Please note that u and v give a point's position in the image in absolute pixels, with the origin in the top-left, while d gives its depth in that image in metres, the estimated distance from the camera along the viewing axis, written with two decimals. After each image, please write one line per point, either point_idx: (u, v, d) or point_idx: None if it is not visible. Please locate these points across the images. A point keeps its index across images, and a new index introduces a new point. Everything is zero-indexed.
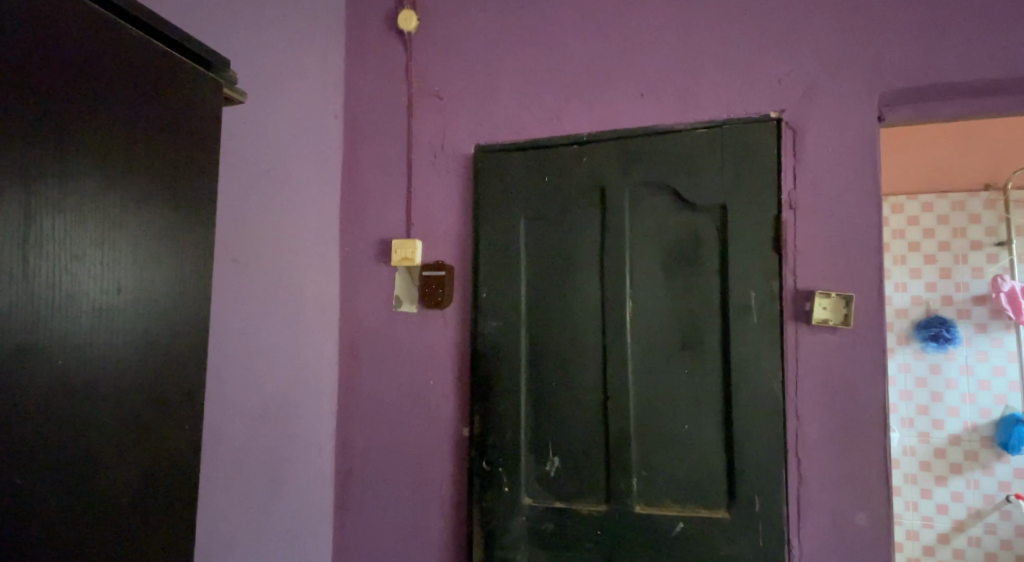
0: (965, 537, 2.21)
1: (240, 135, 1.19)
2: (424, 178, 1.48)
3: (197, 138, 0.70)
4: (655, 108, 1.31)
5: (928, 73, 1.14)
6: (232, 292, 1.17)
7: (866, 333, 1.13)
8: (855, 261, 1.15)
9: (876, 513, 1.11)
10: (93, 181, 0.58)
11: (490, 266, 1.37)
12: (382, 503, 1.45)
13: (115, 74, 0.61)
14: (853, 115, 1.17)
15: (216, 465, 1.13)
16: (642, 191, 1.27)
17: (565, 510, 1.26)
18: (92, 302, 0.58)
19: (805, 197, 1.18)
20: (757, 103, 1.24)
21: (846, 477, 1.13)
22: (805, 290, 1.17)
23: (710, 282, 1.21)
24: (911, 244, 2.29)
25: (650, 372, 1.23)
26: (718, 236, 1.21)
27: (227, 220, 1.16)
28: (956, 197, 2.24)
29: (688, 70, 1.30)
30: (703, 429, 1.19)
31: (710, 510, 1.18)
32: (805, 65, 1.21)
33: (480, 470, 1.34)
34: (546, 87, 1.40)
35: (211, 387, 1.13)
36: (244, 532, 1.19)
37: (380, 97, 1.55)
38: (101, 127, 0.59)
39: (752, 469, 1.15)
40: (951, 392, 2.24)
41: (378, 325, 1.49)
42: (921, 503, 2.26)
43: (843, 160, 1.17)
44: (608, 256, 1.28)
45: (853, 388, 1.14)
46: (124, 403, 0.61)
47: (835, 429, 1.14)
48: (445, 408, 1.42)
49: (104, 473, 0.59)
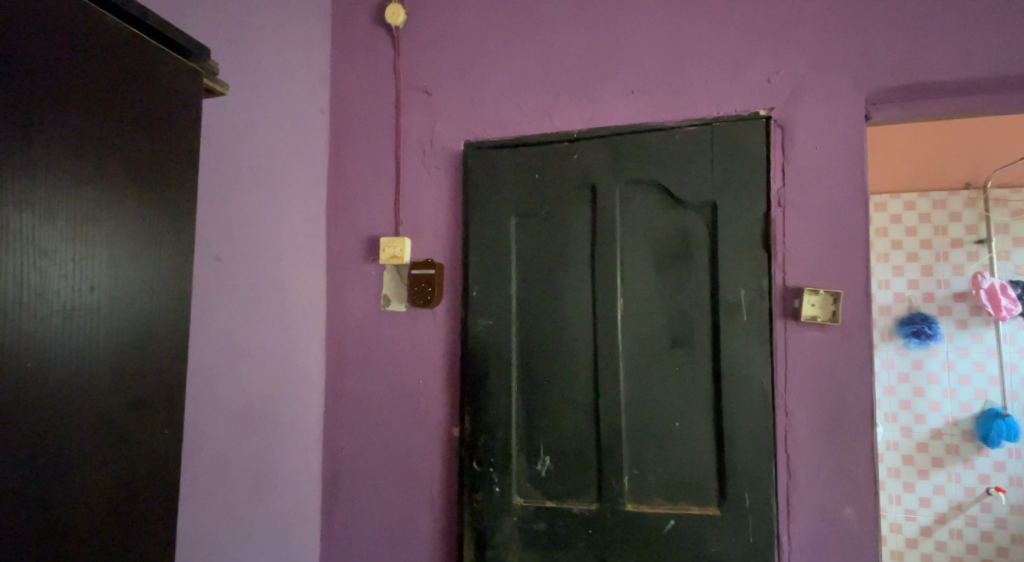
0: (946, 530, 2.24)
1: (220, 131, 1.17)
2: (412, 175, 1.47)
3: (175, 129, 0.67)
4: (645, 105, 1.31)
5: (915, 72, 1.15)
6: (213, 290, 1.16)
7: (854, 330, 1.14)
8: (843, 258, 1.15)
9: (863, 507, 1.12)
10: (62, 175, 0.56)
11: (480, 264, 1.36)
12: (371, 504, 1.43)
13: (82, 60, 0.58)
14: (841, 113, 1.18)
15: (198, 467, 1.11)
16: (633, 188, 1.27)
17: (555, 509, 1.26)
18: (60, 300, 0.56)
19: (794, 194, 1.19)
20: (746, 101, 1.24)
21: (836, 473, 1.14)
22: (794, 288, 1.18)
23: (700, 279, 1.21)
24: (893, 243, 2.33)
25: (641, 371, 1.23)
26: (709, 233, 1.21)
27: (208, 217, 1.14)
28: (938, 196, 2.28)
29: (677, 67, 1.29)
30: (694, 424, 1.19)
31: (701, 507, 1.18)
32: (792, 63, 1.22)
33: (470, 470, 1.33)
34: (536, 83, 1.39)
35: (192, 387, 1.10)
36: (226, 534, 1.17)
37: (367, 93, 1.53)
38: (75, 122, 0.57)
39: (742, 466, 1.15)
40: (933, 387, 2.27)
41: (366, 324, 1.47)
42: (905, 496, 2.29)
43: (830, 158, 1.17)
44: (598, 253, 1.27)
45: (841, 385, 1.14)
46: (100, 402, 0.59)
47: (825, 426, 1.15)
48: (435, 407, 1.40)
49: (77, 478, 0.57)
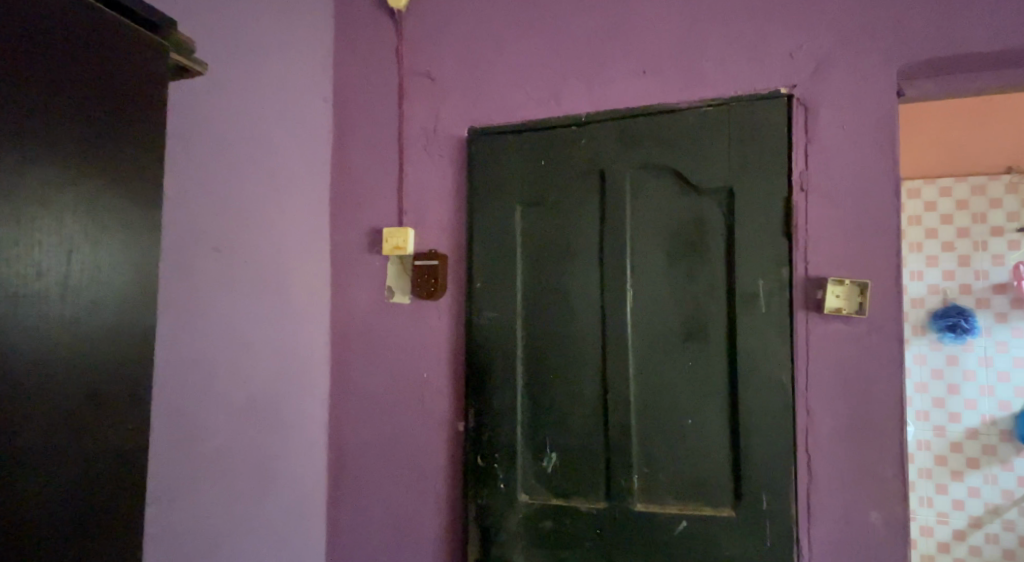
0: (981, 534, 2.14)
1: (214, 116, 1.14)
2: (416, 163, 1.42)
3: (137, 108, 0.64)
4: (657, 86, 1.24)
5: (951, 43, 1.06)
6: (210, 281, 1.13)
7: (882, 323, 1.06)
8: (871, 247, 1.08)
9: (891, 512, 1.04)
10: (10, 151, 0.52)
11: (486, 255, 1.31)
12: (375, 499, 1.40)
13: (28, 33, 0.54)
14: (869, 90, 1.10)
15: (194, 461, 1.09)
16: (645, 174, 1.20)
17: (562, 508, 1.21)
18: (10, 288, 0.52)
19: (818, 178, 1.11)
20: (765, 80, 1.17)
21: (860, 475, 1.07)
22: (816, 278, 1.10)
23: (715, 269, 1.15)
24: (927, 231, 2.22)
25: (652, 366, 1.17)
26: (724, 221, 1.15)
27: (203, 205, 1.11)
28: (977, 181, 2.16)
29: (691, 45, 1.23)
30: (708, 422, 1.13)
31: (715, 509, 1.12)
32: (815, 38, 1.14)
33: (475, 467, 1.29)
34: (542, 66, 1.34)
35: (188, 380, 1.08)
36: (226, 530, 1.15)
37: (370, 78, 1.48)
38: (26, 96, 0.53)
39: (759, 468, 1.09)
40: (969, 384, 2.16)
41: (370, 316, 1.44)
42: (936, 498, 2.19)
43: (857, 138, 1.10)
44: (607, 243, 1.21)
45: (867, 381, 1.07)
46: (52, 402, 0.55)
47: (849, 425, 1.07)
48: (440, 401, 1.36)
49: (36, 479, 0.53)
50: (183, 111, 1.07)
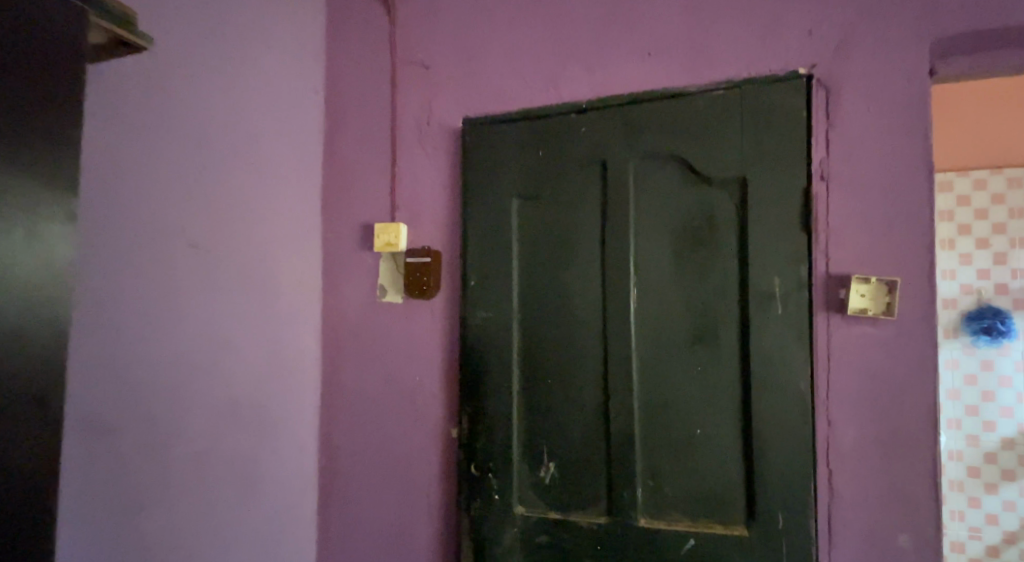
0: (1016, 550, 2.00)
1: (190, 105, 1.08)
2: (410, 156, 1.35)
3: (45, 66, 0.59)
4: (665, 70, 1.15)
5: (990, 18, 0.95)
6: (186, 277, 1.07)
7: (912, 327, 0.96)
8: (900, 243, 0.98)
9: (921, 534, 0.95)
10: None
11: (482, 251, 1.23)
12: (366, 508, 1.33)
13: None
14: (898, 70, 0.99)
15: (167, 466, 1.03)
16: (650, 163, 1.11)
17: (561, 522, 1.13)
18: None
19: (841, 167, 1.02)
20: (782, 62, 1.07)
21: (886, 493, 0.97)
22: (838, 277, 1.01)
23: (727, 266, 1.05)
24: (961, 227, 2.08)
25: (658, 372, 1.08)
26: (737, 213, 1.05)
27: (178, 197, 1.05)
28: (1015, 173, 2.03)
29: (702, 26, 1.13)
30: (718, 433, 1.04)
31: (726, 526, 1.03)
32: (838, 16, 1.04)
33: (469, 477, 1.21)
34: (542, 51, 1.25)
35: (161, 381, 1.02)
36: (203, 538, 1.09)
37: (363, 68, 1.41)
38: None
39: (775, 485, 0.99)
40: (1004, 390, 2.03)
41: (362, 316, 1.37)
42: (968, 512, 2.05)
43: (884, 123, 1.00)
44: (609, 238, 1.13)
45: (894, 390, 0.97)
46: None
47: (876, 438, 0.98)
48: (433, 407, 1.29)
49: None
50: (154, 99, 1.01)
